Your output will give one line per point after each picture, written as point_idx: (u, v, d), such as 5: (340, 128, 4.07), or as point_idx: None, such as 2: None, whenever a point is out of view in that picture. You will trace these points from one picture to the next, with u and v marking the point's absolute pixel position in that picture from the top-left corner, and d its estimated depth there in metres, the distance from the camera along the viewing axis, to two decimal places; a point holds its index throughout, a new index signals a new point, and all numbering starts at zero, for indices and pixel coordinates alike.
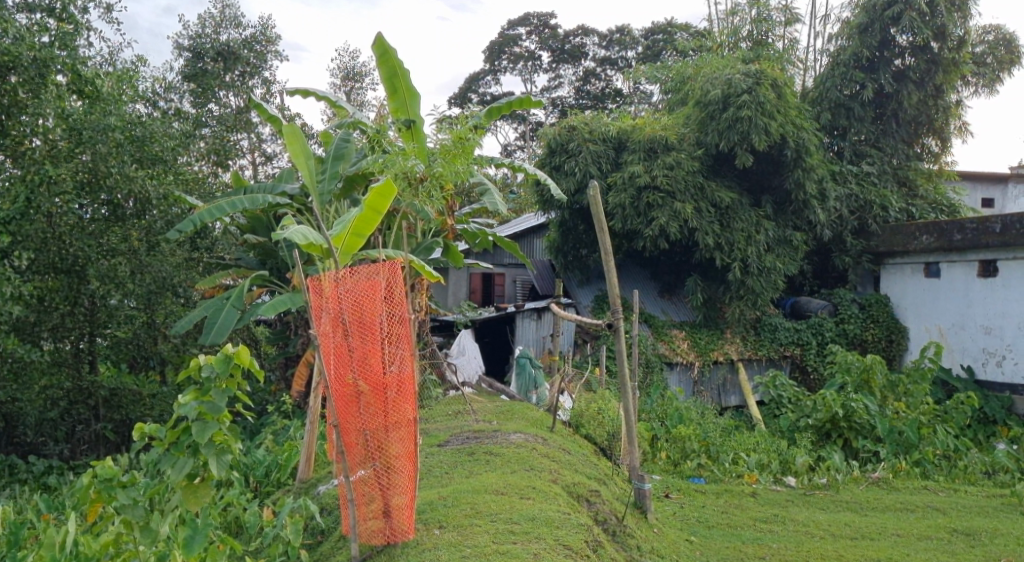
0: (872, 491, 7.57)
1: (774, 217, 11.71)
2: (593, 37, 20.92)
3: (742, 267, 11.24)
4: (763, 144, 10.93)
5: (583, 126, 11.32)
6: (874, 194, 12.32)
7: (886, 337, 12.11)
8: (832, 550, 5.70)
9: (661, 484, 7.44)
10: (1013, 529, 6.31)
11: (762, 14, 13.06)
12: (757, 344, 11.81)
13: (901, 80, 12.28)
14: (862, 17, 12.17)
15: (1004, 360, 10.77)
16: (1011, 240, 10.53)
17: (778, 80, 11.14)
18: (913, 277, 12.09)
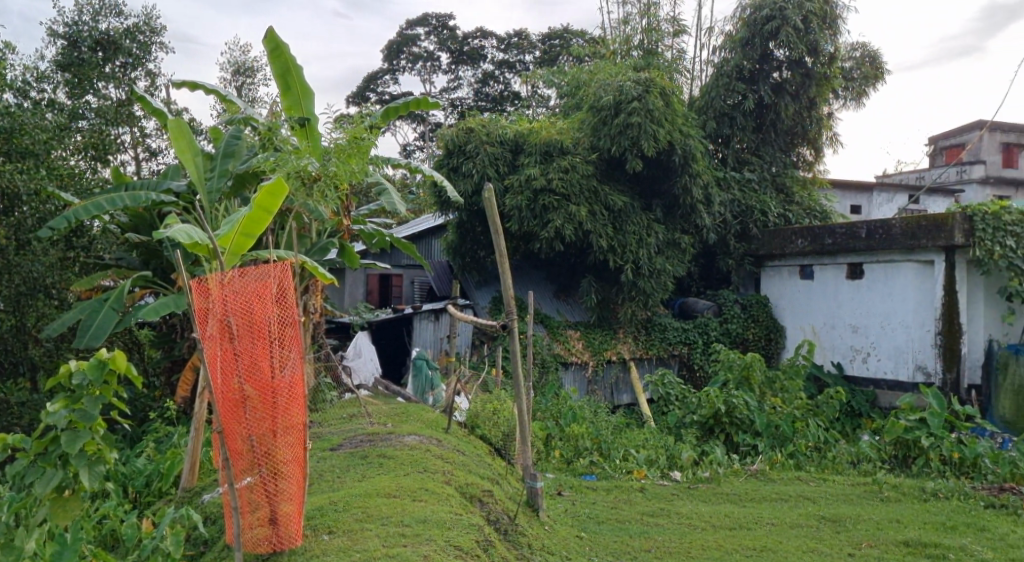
0: (751, 482, 7.99)
1: (664, 220, 12.15)
2: (491, 40, 21.07)
3: (633, 269, 11.60)
4: (652, 149, 11.31)
5: (480, 128, 11.40)
6: (755, 199, 12.97)
7: (765, 336, 12.79)
8: (712, 541, 5.98)
9: (553, 482, 7.60)
10: (873, 514, 6.80)
11: (652, 25, 13.53)
12: (648, 343, 12.21)
13: (779, 92, 12.98)
14: (743, 31, 12.79)
15: (869, 357, 11.56)
16: (875, 244, 11.30)
17: (666, 89, 11.56)
18: (790, 279, 12.81)
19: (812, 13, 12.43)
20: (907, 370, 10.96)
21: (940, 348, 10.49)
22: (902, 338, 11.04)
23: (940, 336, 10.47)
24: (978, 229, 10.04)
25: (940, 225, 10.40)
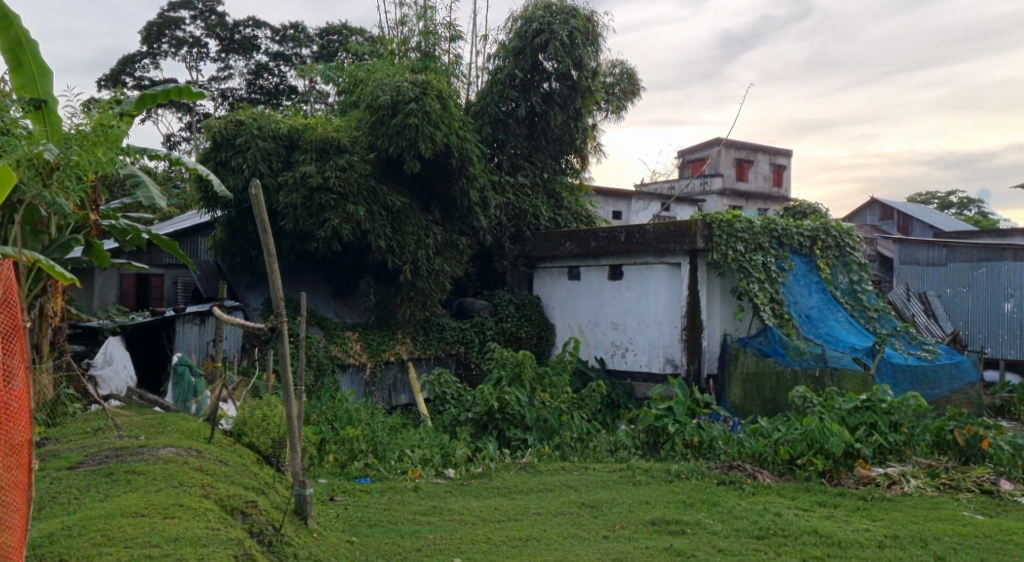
0: (521, 475, 8.33)
1: (441, 221, 12.31)
2: (264, 30, 20.17)
3: (412, 270, 11.64)
4: (429, 151, 11.41)
5: (251, 121, 10.85)
6: (528, 203, 13.56)
7: (537, 334, 13.41)
8: (482, 534, 6.16)
9: (325, 487, 7.41)
10: (627, 497, 7.37)
11: (429, 28, 13.68)
12: (427, 343, 12.29)
13: (549, 102, 13.67)
14: (515, 42, 13.33)
15: (627, 352, 12.51)
16: (633, 247, 12.25)
17: (443, 92, 11.72)
18: (559, 280, 13.57)
19: (576, 29, 13.17)
20: (659, 363, 11.99)
21: (686, 342, 11.58)
22: (656, 333, 12.06)
23: (685, 332, 11.56)
24: (717, 235, 11.37)
25: (687, 231, 11.49)
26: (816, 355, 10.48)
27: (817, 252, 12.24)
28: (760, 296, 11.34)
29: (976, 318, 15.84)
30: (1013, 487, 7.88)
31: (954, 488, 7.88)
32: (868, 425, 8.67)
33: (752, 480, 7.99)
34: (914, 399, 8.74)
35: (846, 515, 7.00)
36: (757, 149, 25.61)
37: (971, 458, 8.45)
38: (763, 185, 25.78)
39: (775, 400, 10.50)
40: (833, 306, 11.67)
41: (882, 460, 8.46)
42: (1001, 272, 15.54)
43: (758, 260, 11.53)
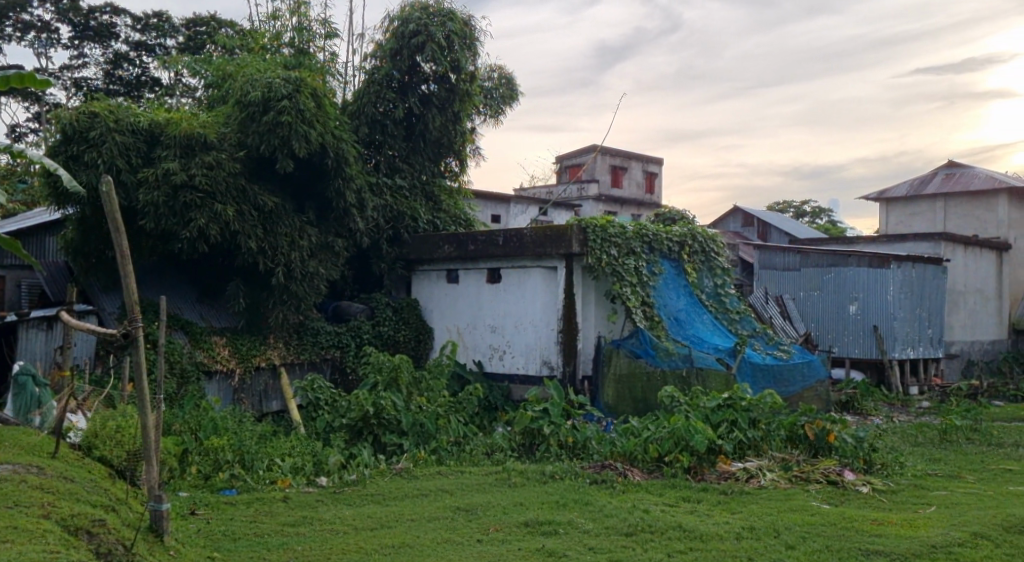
0: (395, 481, 8.21)
1: (316, 223, 11.98)
2: (124, 17, 19.04)
3: (285, 272, 11.26)
4: (303, 151, 11.08)
5: (107, 113, 10.17)
6: (406, 205, 13.44)
7: (415, 337, 13.31)
8: (352, 543, 6.03)
9: (185, 501, 7.04)
10: (501, 500, 7.42)
11: (303, 24, 13.32)
12: (300, 348, 11.92)
13: (427, 104, 13.61)
14: (392, 42, 13.22)
15: (505, 354, 12.59)
16: (510, 251, 12.36)
17: (317, 91, 11.42)
18: (437, 283, 13.55)
19: (453, 32, 13.17)
20: (535, 365, 12.15)
21: (562, 344, 11.78)
22: (532, 336, 12.20)
23: (561, 334, 11.76)
24: (592, 239, 11.53)
25: (562, 235, 11.71)
26: (683, 355, 10.92)
27: (684, 256, 12.73)
28: (632, 299, 11.71)
29: (825, 320, 17.03)
30: (856, 477, 8.48)
31: (805, 480, 8.41)
32: (729, 422, 9.10)
33: (622, 478, 8.23)
34: (771, 397, 9.25)
35: (707, 509, 7.33)
36: (630, 157, 26.46)
37: (819, 451, 9.07)
38: (636, 192, 26.69)
39: (645, 399, 10.92)
40: (699, 309, 12.27)
41: (742, 455, 8.92)
42: (847, 277, 16.74)
43: (631, 264, 11.95)
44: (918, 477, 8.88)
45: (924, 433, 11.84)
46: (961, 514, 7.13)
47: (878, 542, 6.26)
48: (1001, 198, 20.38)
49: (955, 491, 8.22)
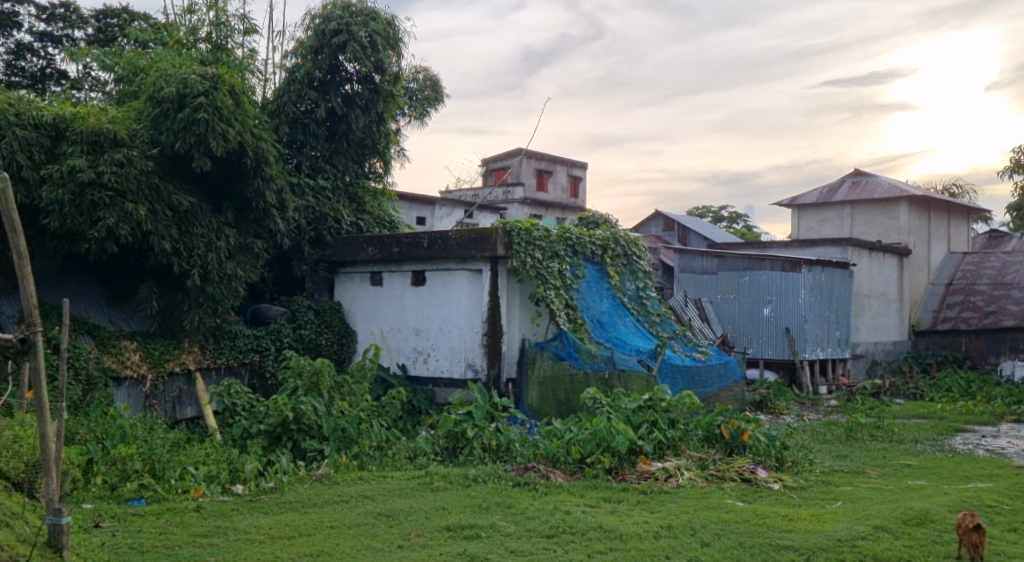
0: (315, 488, 8.04)
1: (235, 224, 11.63)
2: (28, 6, 18.13)
3: (201, 275, 10.90)
4: (221, 149, 10.76)
5: (7, 106, 9.62)
6: (328, 207, 13.22)
7: (337, 340, 13.09)
8: (268, 553, 5.86)
9: (89, 514, 6.72)
10: (423, 505, 7.34)
11: (220, 19, 12.96)
12: (217, 352, 11.56)
13: (349, 105, 13.41)
14: (313, 40, 13.01)
15: (429, 357, 12.49)
16: (435, 253, 12.29)
17: (235, 88, 11.10)
18: (361, 285, 13.37)
19: (376, 32, 13.04)
20: (459, 368, 12.10)
21: (486, 347, 11.77)
22: (457, 339, 12.14)
23: (486, 337, 11.75)
24: (517, 242, 11.67)
25: (487, 239, 11.71)
26: (606, 357, 11.16)
27: (607, 259, 12.89)
28: (556, 301, 11.77)
29: (741, 322, 17.56)
30: (768, 474, 8.78)
31: (720, 478, 8.65)
32: (649, 423, 9.24)
33: (544, 480, 8.27)
34: (688, 397, 9.51)
35: (627, 509, 7.44)
36: (555, 161, 26.68)
37: (734, 450, 9.31)
38: (561, 196, 26.93)
39: (568, 400, 10.98)
40: (621, 312, 12.49)
41: (661, 455, 9.08)
42: (762, 281, 17.34)
43: (555, 267, 12.04)
44: (825, 473, 9.25)
45: (831, 430, 12.34)
46: (864, 508, 7.44)
47: (788, 537, 6.47)
48: (903, 206, 21.45)
49: (859, 486, 8.59)
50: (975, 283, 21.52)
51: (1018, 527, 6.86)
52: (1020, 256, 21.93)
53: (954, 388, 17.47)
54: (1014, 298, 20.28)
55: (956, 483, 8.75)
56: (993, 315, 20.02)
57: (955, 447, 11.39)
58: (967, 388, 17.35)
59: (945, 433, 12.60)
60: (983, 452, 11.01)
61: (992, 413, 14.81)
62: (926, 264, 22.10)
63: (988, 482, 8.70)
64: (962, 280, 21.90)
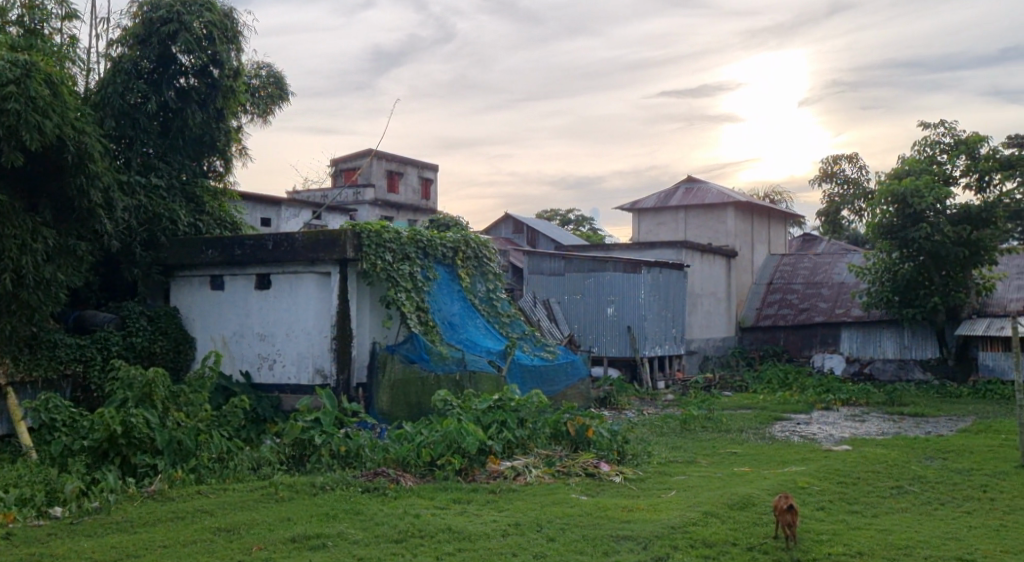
0: (147, 506, 7.56)
1: (53, 225, 10.70)
2: None
3: (13, 278, 9.84)
4: (36, 144, 9.84)
5: None
6: (162, 206, 12.43)
7: (173, 348, 12.35)
8: None
9: None
10: (265, 517, 7.08)
11: (35, 1, 11.89)
12: (33, 364, 10.52)
13: (184, 99, 12.68)
14: (139, 29, 12.26)
15: (274, 363, 12.02)
16: (280, 256, 11.87)
17: (53, 76, 10.13)
18: (200, 290, 12.73)
19: (212, 24, 12.40)
20: (307, 374, 11.71)
21: (335, 351, 11.46)
22: (304, 344, 11.76)
23: (335, 341, 11.45)
24: (366, 244, 11.44)
25: (335, 240, 11.43)
26: (456, 358, 11.28)
27: (458, 262, 12.94)
28: (406, 304, 11.67)
29: (587, 322, 18.11)
30: (610, 468, 9.16)
31: (565, 474, 8.92)
32: (499, 423, 9.41)
33: (395, 485, 8.20)
34: (537, 397, 9.77)
35: (476, 509, 7.51)
36: (405, 162, 26.50)
37: (579, 446, 9.63)
38: (412, 198, 26.77)
39: (420, 403, 10.96)
40: (472, 314, 12.59)
41: (510, 454, 9.22)
42: (606, 282, 18.08)
43: (405, 269, 11.90)
44: (662, 465, 9.77)
45: (667, 423, 13.06)
46: (694, 496, 7.93)
47: (627, 528, 6.78)
48: (729, 211, 23.00)
49: (691, 475, 9.15)
50: (792, 283, 23.43)
51: (826, 506, 7.55)
52: (829, 258, 24.13)
53: (775, 380, 18.96)
54: (824, 295, 22.25)
55: (775, 468, 9.51)
56: (807, 312, 21.88)
57: (774, 435, 12.38)
58: (785, 380, 18.89)
59: (766, 422, 13.66)
60: (798, 438, 12.04)
61: (807, 402, 16.21)
62: (750, 265, 23.83)
63: (802, 466, 9.53)
64: (781, 280, 23.78)
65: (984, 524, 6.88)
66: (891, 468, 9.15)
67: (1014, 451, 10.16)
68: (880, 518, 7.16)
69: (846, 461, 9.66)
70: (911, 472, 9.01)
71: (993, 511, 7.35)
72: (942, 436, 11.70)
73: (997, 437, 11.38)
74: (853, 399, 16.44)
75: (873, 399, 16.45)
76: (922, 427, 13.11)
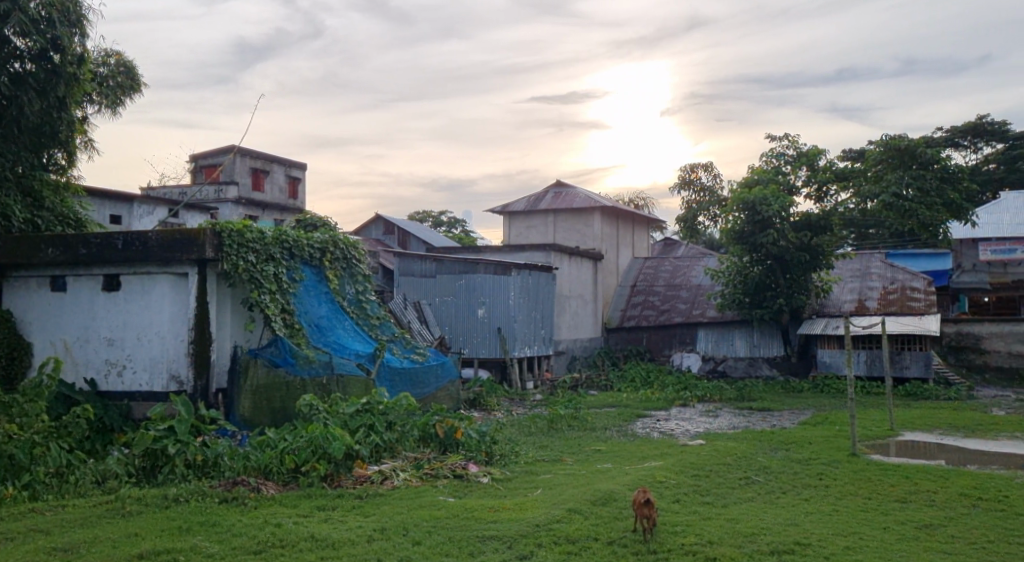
0: None
1: None
2: None
3: None
4: None
5: None
6: None
7: (6, 354, 11.36)
8: None
9: None
10: (111, 533, 6.66)
11: None
12: None
13: (20, 85, 11.44)
14: None
15: (124, 369, 11.28)
16: (131, 256, 11.19)
17: None
18: (38, 291, 11.78)
19: (53, 5, 11.47)
20: (162, 380, 11.06)
21: (193, 356, 10.87)
22: (157, 349, 11.11)
23: (193, 345, 10.86)
24: (227, 244, 10.98)
25: (194, 240, 10.88)
26: (324, 362, 10.96)
27: (326, 263, 12.62)
28: (271, 306, 11.22)
29: (457, 324, 18.13)
30: (478, 469, 9.24)
31: (434, 476, 8.91)
32: (367, 427, 9.30)
33: (255, 494, 7.91)
34: (406, 400, 9.88)
35: (341, 515, 7.37)
36: (271, 160, 25.62)
37: (448, 447, 9.65)
38: (279, 196, 25.93)
39: (284, 409, 10.66)
40: (339, 316, 12.32)
41: (377, 458, 9.11)
42: (476, 283, 18.16)
43: (270, 271, 11.45)
44: (529, 464, 9.96)
45: (535, 423, 13.31)
46: (558, 493, 8.13)
47: (494, 528, 6.87)
48: (596, 216, 23.74)
49: (555, 473, 9.38)
50: (653, 285, 24.44)
51: (681, 498, 7.94)
52: (687, 261, 25.36)
53: (637, 378, 19.75)
54: (683, 297, 23.37)
55: (635, 464, 9.91)
56: (667, 313, 22.89)
57: (635, 431, 12.89)
58: (646, 378, 19.71)
59: (628, 419, 14.20)
60: (657, 434, 12.60)
61: (666, 399, 16.99)
62: (615, 268, 24.71)
63: (661, 461, 9.99)
64: (643, 282, 24.75)
65: (819, 509, 7.45)
66: (741, 460, 9.75)
67: (846, 441, 11.07)
68: (730, 508, 7.61)
69: (700, 454, 10.20)
70: (757, 463, 9.64)
71: (827, 497, 7.98)
72: (786, 429, 12.58)
73: (832, 428, 12.36)
74: (708, 396, 17.38)
75: (725, 395, 17.45)
76: (768, 421, 14.03)
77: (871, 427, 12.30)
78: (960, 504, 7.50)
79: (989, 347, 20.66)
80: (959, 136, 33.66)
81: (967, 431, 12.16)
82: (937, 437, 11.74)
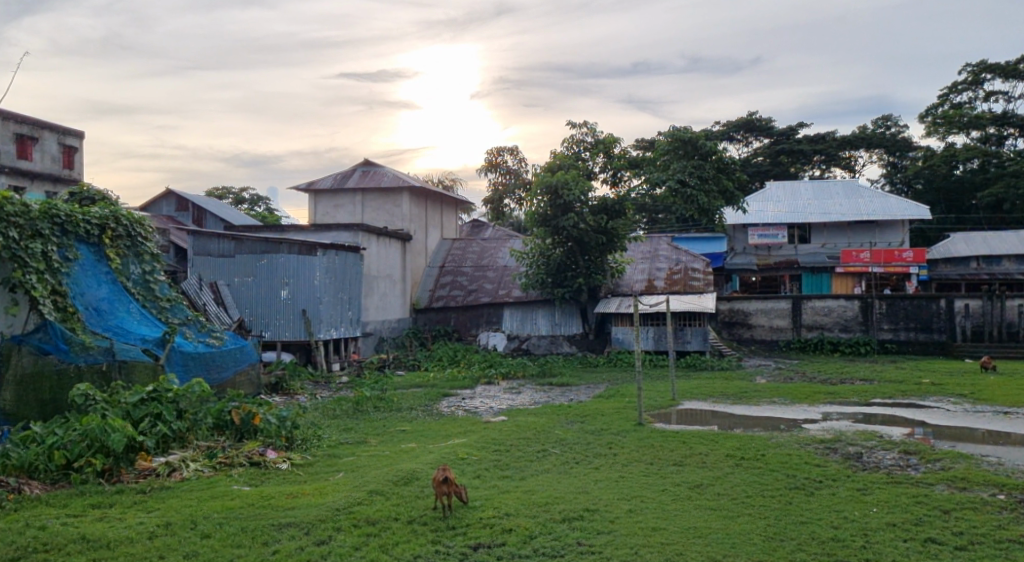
0: None
1: None
2: None
3: None
4: None
5: None
6: None
7: None
8: None
9: None
10: None
11: None
12: None
13: None
14: None
15: None
16: None
17: None
18: None
19: None
20: None
21: None
22: None
23: None
24: None
25: None
26: (103, 348, 9.93)
27: (104, 241, 11.53)
28: (38, 287, 9.93)
29: (258, 306, 17.42)
30: (277, 455, 8.91)
31: (228, 465, 8.49)
32: (153, 417, 8.54)
33: (15, 496, 7.12)
34: (198, 386, 9.07)
35: (119, 512, 6.81)
36: (41, 125, 22.84)
37: (245, 435, 9.21)
38: (51, 166, 23.27)
39: (55, 401, 9.43)
40: (122, 298, 11.28)
41: (165, 449, 8.48)
42: (278, 263, 17.39)
43: (37, 248, 10.11)
44: (332, 447, 9.80)
45: (340, 405, 13.09)
46: (362, 476, 8.05)
47: (291, 514, 6.67)
48: (404, 196, 23.49)
49: (359, 455, 9.29)
50: (461, 265, 24.73)
51: (481, 473, 8.14)
52: (493, 243, 25.97)
53: (444, 357, 20.06)
54: (489, 278, 23.92)
55: (439, 442, 10.05)
56: (474, 294, 23.26)
57: (440, 411, 13.02)
58: (453, 357, 20.04)
59: (434, 398, 14.32)
60: (462, 412, 12.83)
61: (472, 376, 17.39)
62: (423, 249, 24.64)
63: (463, 438, 10.17)
64: (451, 263, 24.96)
65: (608, 477, 7.93)
66: (538, 434, 10.14)
67: (633, 411, 11.87)
68: (526, 480, 7.91)
69: (501, 430, 10.53)
70: (553, 436, 10.09)
71: (615, 464, 8.52)
72: (581, 402, 13.25)
73: (622, 400, 13.21)
74: (511, 373, 17.96)
75: (528, 371, 18.15)
76: (566, 395, 14.78)
77: (655, 398, 13.28)
78: (726, 464, 8.32)
79: (755, 322, 22.97)
80: (734, 131, 36.96)
81: (735, 398, 13.50)
82: (709, 404, 12.98)
